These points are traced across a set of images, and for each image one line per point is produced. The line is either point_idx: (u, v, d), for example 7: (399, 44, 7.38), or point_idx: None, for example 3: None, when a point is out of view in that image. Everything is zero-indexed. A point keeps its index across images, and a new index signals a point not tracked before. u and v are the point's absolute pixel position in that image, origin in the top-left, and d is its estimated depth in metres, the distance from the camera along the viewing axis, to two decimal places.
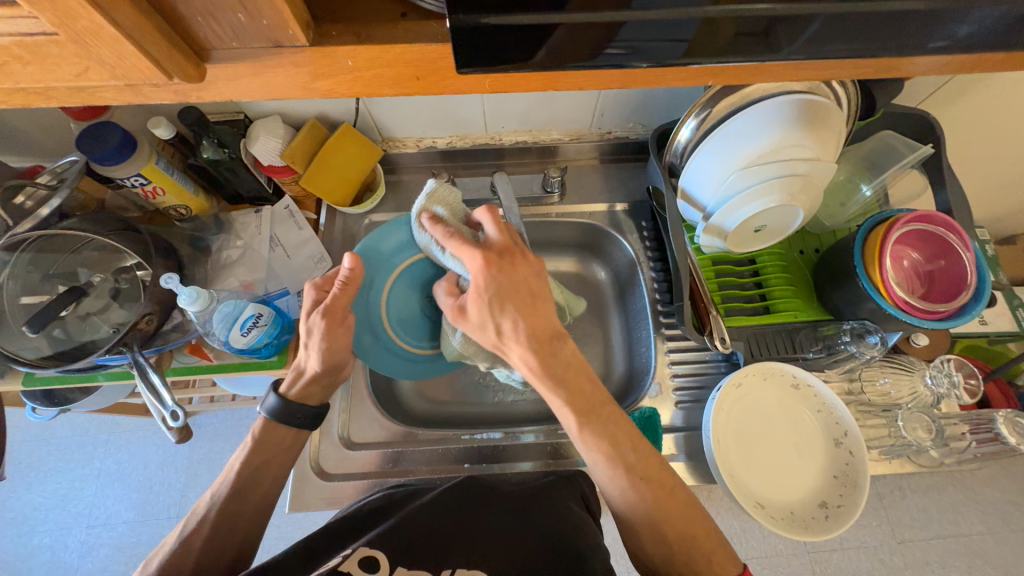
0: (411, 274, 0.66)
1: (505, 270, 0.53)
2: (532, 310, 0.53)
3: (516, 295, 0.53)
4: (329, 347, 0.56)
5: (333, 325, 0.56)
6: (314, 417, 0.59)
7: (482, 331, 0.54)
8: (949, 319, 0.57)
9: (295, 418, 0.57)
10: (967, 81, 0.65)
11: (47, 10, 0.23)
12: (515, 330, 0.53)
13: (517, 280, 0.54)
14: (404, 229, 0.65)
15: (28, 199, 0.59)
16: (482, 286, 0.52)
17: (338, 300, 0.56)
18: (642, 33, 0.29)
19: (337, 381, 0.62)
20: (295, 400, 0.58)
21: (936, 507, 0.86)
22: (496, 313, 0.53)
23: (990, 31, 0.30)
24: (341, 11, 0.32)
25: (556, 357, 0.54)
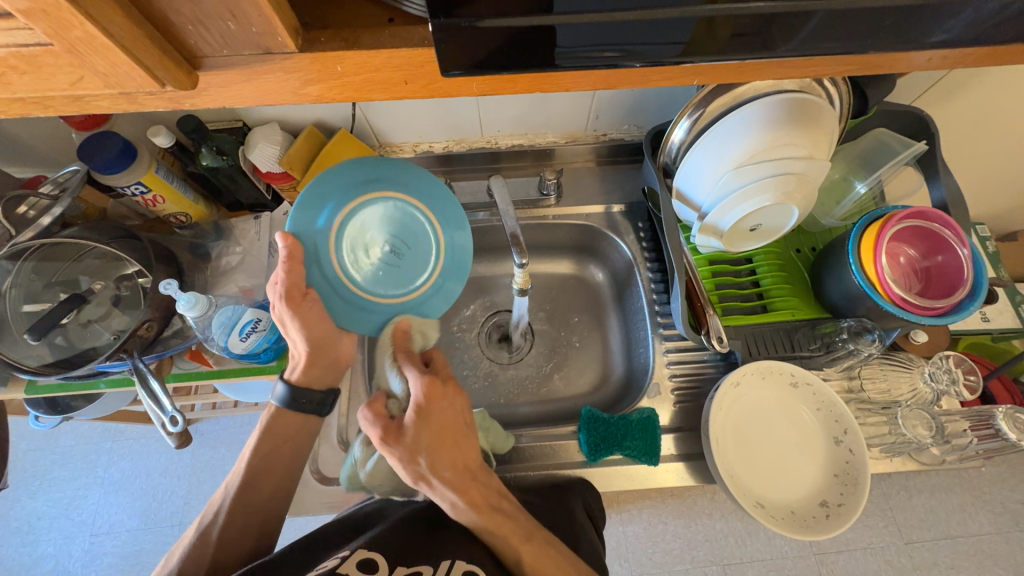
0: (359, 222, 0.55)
1: (449, 402, 0.53)
2: (463, 443, 0.52)
3: (447, 430, 0.51)
4: (305, 325, 0.53)
5: (295, 304, 0.51)
6: (317, 403, 0.60)
7: (409, 460, 0.49)
8: (948, 316, 0.56)
9: (301, 404, 0.59)
10: (960, 78, 0.65)
11: (42, 21, 0.24)
12: (439, 469, 0.50)
13: (455, 410, 0.53)
14: (323, 187, 0.53)
15: (31, 209, 0.60)
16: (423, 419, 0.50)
17: (289, 278, 0.51)
18: (628, 33, 0.29)
19: (338, 358, 0.60)
20: (298, 386, 0.58)
21: (942, 507, 0.85)
22: (434, 449, 0.50)
23: (974, 26, 0.30)
24: (330, 18, 0.33)
25: (484, 488, 0.53)
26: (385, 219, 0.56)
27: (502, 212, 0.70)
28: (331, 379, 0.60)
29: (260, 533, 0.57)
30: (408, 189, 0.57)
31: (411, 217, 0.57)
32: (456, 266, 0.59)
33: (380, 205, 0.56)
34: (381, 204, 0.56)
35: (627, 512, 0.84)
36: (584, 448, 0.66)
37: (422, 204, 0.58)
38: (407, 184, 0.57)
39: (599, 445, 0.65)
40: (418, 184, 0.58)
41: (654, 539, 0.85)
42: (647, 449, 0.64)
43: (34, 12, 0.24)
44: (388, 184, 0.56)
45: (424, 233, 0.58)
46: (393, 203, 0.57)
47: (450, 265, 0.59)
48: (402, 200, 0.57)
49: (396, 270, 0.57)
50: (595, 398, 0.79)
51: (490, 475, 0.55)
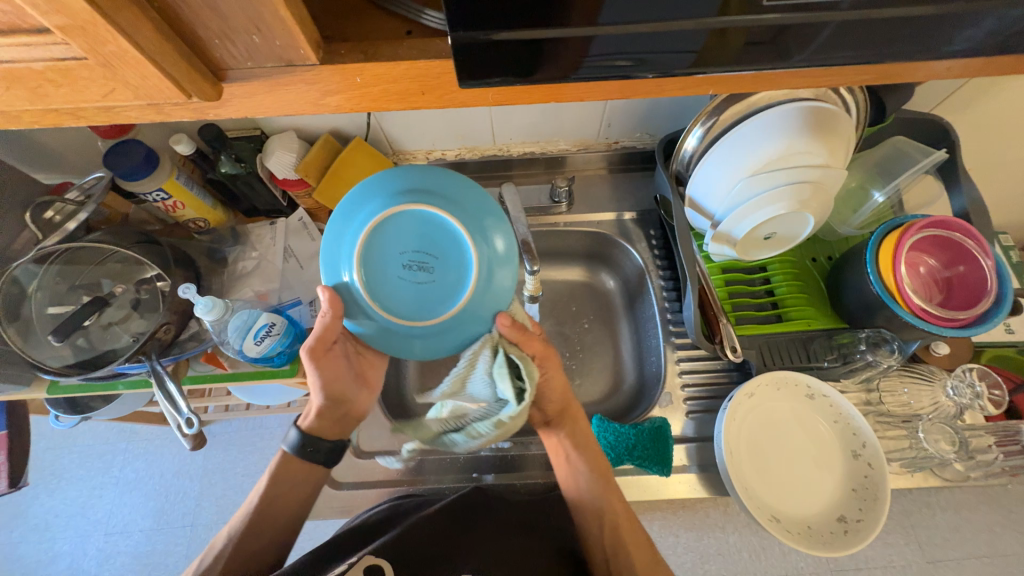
0: (380, 255, 0.51)
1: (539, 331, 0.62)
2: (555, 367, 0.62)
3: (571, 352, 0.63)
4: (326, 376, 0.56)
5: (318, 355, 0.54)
6: (329, 451, 0.59)
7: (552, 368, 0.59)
8: (972, 327, 0.55)
9: (309, 453, 0.58)
10: (982, 86, 0.64)
11: (77, 36, 0.25)
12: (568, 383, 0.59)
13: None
14: (333, 241, 0.52)
15: (57, 214, 0.63)
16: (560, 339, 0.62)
17: (322, 330, 0.52)
18: (643, 45, 0.29)
19: (349, 411, 0.61)
20: (311, 434, 0.59)
21: (966, 525, 0.82)
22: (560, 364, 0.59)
23: (995, 37, 0.29)
24: (350, 31, 0.34)
25: None
26: (402, 236, 0.51)
27: (513, 219, 0.71)
28: (343, 430, 0.61)
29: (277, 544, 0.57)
30: (427, 195, 0.52)
31: (438, 225, 0.52)
32: (502, 269, 0.52)
33: (400, 222, 0.51)
34: (401, 220, 0.51)
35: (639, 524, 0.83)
36: None
37: (448, 207, 0.51)
38: (426, 193, 0.52)
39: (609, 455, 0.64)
40: (415, 185, 0.52)
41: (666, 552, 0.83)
42: (659, 459, 0.63)
43: (70, 28, 0.25)
44: (405, 196, 0.51)
45: (456, 239, 0.52)
46: (416, 216, 0.51)
47: (495, 266, 0.52)
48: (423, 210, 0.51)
49: (436, 281, 0.51)
50: (606, 407, 0.78)
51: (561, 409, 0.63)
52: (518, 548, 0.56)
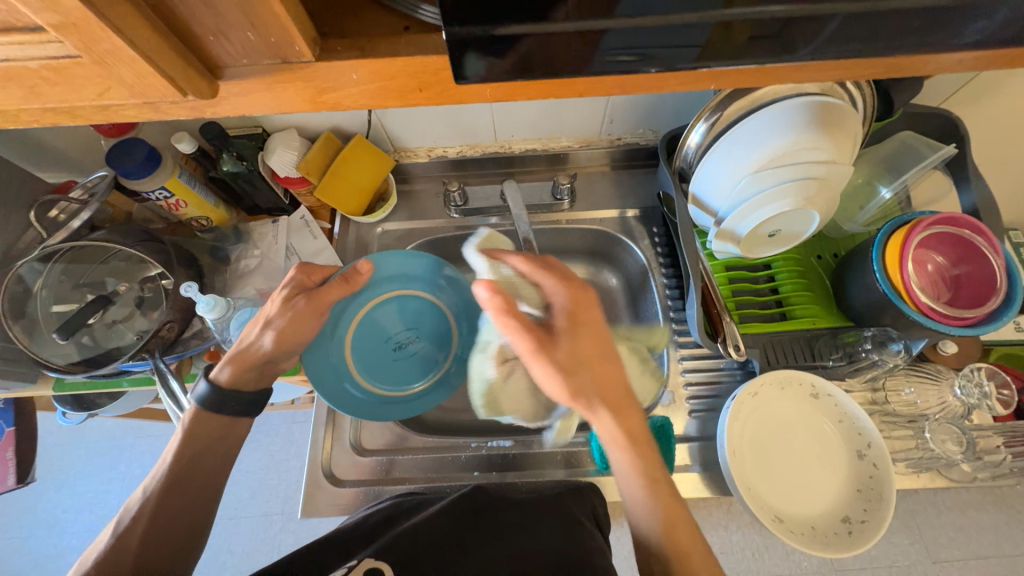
0: (374, 370, 0.67)
1: (573, 326, 0.54)
2: (601, 365, 0.53)
3: (602, 330, 0.55)
4: (291, 329, 0.57)
5: (313, 306, 0.58)
6: (248, 404, 0.56)
7: (565, 373, 0.52)
8: (981, 326, 0.54)
9: (225, 405, 0.55)
10: (993, 79, 0.63)
11: (71, 34, 0.25)
12: (598, 378, 0.53)
13: (596, 317, 0.55)
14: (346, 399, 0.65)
15: (62, 213, 0.64)
16: (575, 326, 0.54)
17: (331, 296, 0.59)
18: (644, 38, 0.28)
19: (274, 368, 0.59)
20: (227, 386, 0.55)
21: (974, 526, 0.81)
22: (573, 372, 0.52)
23: (1007, 28, 0.29)
24: (346, 27, 0.33)
25: (633, 421, 0.53)
26: (370, 344, 0.67)
27: (516, 216, 0.72)
28: (262, 383, 0.58)
29: (202, 507, 0.53)
30: (374, 290, 0.67)
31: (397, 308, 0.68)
32: (441, 292, 0.71)
33: (365, 318, 0.67)
34: (367, 316, 0.67)
35: None
36: (597, 457, 0.67)
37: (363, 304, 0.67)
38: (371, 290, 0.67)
39: None
40: (338, 330, 0.65)
41: None
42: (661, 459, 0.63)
43: (64, 26, 0.24)
44: (358, 300, 0.66)
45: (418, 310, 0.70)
46: (376, 309, 0.67)
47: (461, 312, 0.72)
48: (380, 301, 0.68)
49: (415, 339, 0.69)
50: None
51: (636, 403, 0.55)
52: (516, 548, 0.53)
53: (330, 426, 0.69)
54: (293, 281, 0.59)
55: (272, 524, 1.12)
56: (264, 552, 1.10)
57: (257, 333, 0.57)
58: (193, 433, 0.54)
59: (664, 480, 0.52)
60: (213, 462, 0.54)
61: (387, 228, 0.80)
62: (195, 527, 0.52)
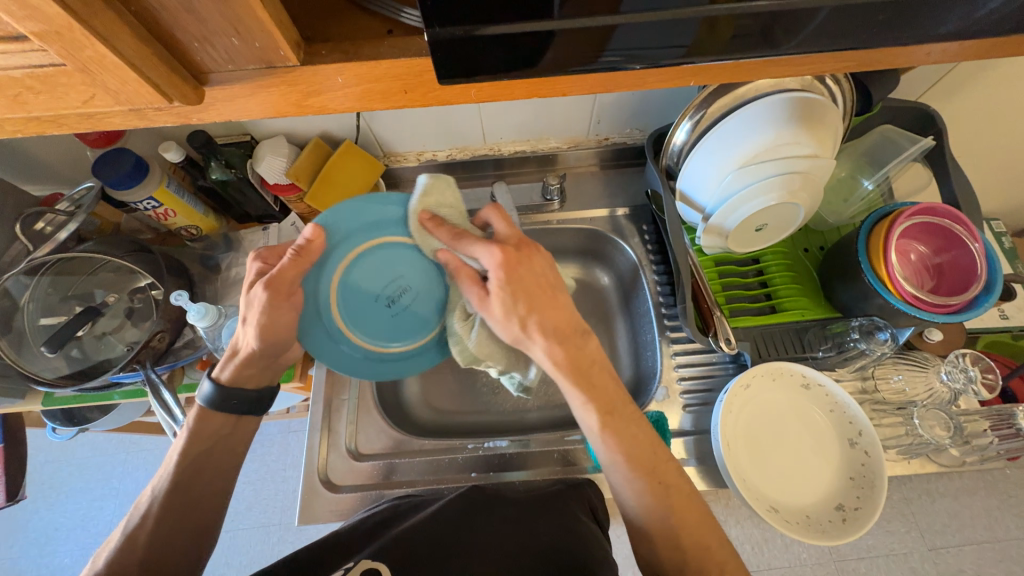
0: (381, 331, 0.57)
1: (522, 263, 0.50)
2: (553, 302, 0.51)
3: (544, 282, 0.51)
4: (270, 322, 0.50)
5: (278, 298, 0.49)
6: (252, 401, 0.55)
7: (504, 326, 0.50)
8: (962, 312, 0.55)
9: (231, 403, 0.53)
10: (969, 71, 0.64)
11: (54, 42, 0.25)
12: (543, 322, 0.50)
13: (536, 271, 0.51)
14: (364, 368, 0.57)
15: (48, 225, 0.62)
16: (509, 284, 0.49)
17: (288, 272, 0.49)
18: (630, 36, 0.29)
19: (278, 360, 0.56)
20: (230, 385, 0.54)
21: (967, 511, 0.82)
22: (520, 310, 0.50)
23: (976, 20, 0.30)
24: (330, 32, 0.34)
25: (581, 353, 0.51)
26: (364, 308, 0.55)
27: (507, 217, 0.71)
28: (265, 379, 0.57)
29: (209, 505, 0.53)
30: (337, 251, 0.53)
31: (372, 260, 0.55)
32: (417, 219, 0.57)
33: (346, 285, 0.54)
34: (344, 282, 0.54)
35: None
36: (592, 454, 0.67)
37: (334, 267, 0.53)
38: (332, 254, 0.53)
39: None
40: (322, 304, 0.53)
41: None
42: None
43: (47, 34, 0.25)
44: (325, 270, 0.53)
45: (397, 252, 0.56)
46: (349, 270, 0.54)
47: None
48: (349, 260, 0.54)
49: (409, 282, 0.57)
50: None
51: (589, 340, 0.53)
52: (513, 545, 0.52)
53: (326, 432, 0.69)
54: (256, 272, 0.52)
55: (269, 534, 1.11)
56: (262, 563, 1.08)
57: (240, 333, 0.53)
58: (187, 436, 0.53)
59: (621, 415, 0.51)
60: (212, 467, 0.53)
61: None
62: (202, 524, 0.52)
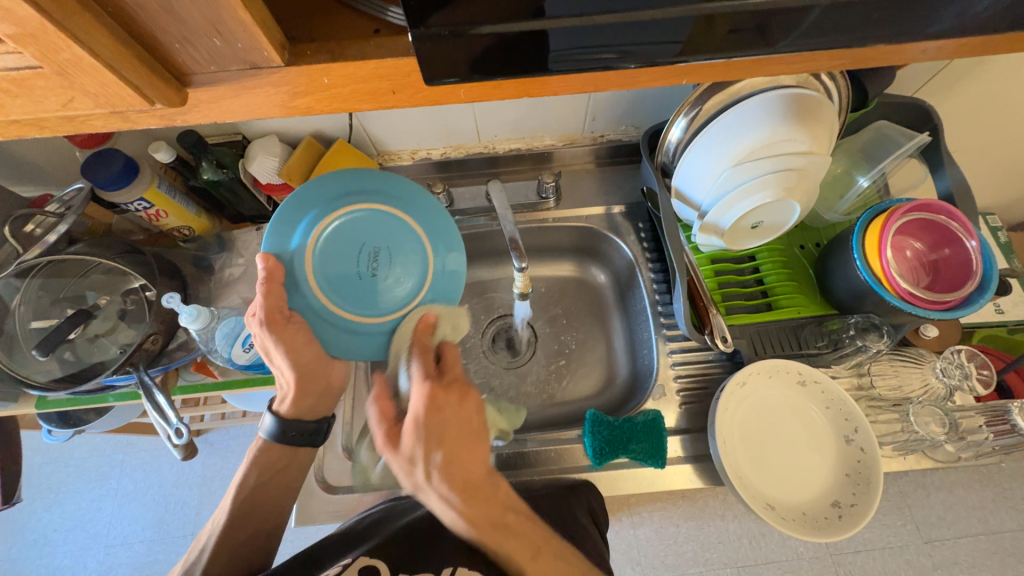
0: (394, 296, 0.52)
1: (448, 406, 0.49)
2: (470, 452, 0.49)
3: (468, 428, 0.50)
4: (290, 350, 0.52)
5: (279, 328, 0.51)
6: (309, 432, 0.59)
7: (410, 469, 0.48)
8: (957, 309, 0.55)
9: (290, 436, 0.58)
10: (967, 65, 0.63)
11: (29, 44, 0.25)
12: (450, 469, 0.48)
13: (462, 415, 0.50)
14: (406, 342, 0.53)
15: (37, 227, 0.61)
16: (424, 426, 0.48)
17: (268, 301, 0.49)
18: (622, 35, 0.29)
19: (328, 385, 0.59)
20: (289, 418, 0.58)
21: (962, 504, 0.83)
22: (428, 452, 0.48)
23: (974, 16, 0.29)
24: (316, 31, 0.33)
25: (490, 504, 0.49)
26: (361, 291, 0.51)
27: (500, 217, 0.70)
28: (323, 407, 0.60)
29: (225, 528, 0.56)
30: (296, 263, 0.50)
31: (330, 249, 0.51)
32: (341, 186, 0.53)
33: (328, 286, 0.51)
34: (322, 282, 0.51)
35: (638, 515, 0.83)
36: (589, 451, 0.65)
37: (304, 278, 0.50)
38: (295, 270, 0.50)
39: (603, 449, 0.64)
40: (324, 312, 0.51)
41: (665, 542, 0.84)
42: (653, 452, 0.63)
43: (22, 36, 0.24)
44: (299, 284, 0.50)
45: (349, 229, 0.52)
46: (317, 271, 0.51)
47: (374, 188, 0.54)
48: (310, 263, 0.51)
49: (375, 242, 0.53)
50: (600, 401, 0.78)
51: (500, 487, 0.51)
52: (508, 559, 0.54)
53: None
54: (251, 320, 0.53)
55: None
56: None
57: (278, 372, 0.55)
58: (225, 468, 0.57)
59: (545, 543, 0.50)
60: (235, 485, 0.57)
61: None
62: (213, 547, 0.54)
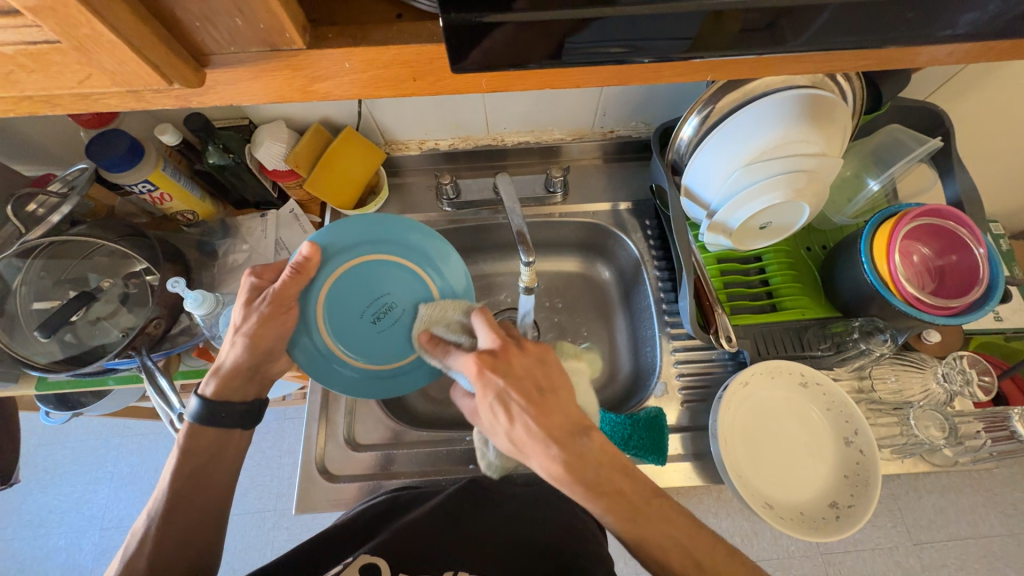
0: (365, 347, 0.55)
1: (499, 365, 0.48)
2: (544, 400, 0.48)
3: (531, 380, 0.48)
4: (266, 333, 0.52)
5: (277, 313, 0.51)
6: (240, 415, 0.56)
7: (500, 438, 0.49)
8: (963, 315, 0.56)
9: (219, 418, 0.55)
10: (975, 73, 0.63)
11: (48, 18, 0.24)
12: (532, 424, 0.46)
13: (523, 369, 0.48)
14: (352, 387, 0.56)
15: (40, 207, 0.60)
16: (492, 387, 0.47)
17: (285, 287, 0.50)
18: (642, 29, 0.28)
19: (264, 376, 0.57)
20: (216, 399, 0.55)
21: (953, 508, 0.84)
22: (503, 411, 0.47)
23: (993, 21, 0.29)
24: (337, 14, 0.32)
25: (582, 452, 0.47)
26: (349, 322, 0.54)
27: (508, 209, 0.70)
28: (252, 393, 0.57)
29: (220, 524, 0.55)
30: (326, 269, 0.53)
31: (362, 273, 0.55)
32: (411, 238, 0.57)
33: (332, 300, 0.54)
34: (330, 302, 0.54)
35: None
36: None
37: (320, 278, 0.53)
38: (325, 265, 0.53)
39: None
40: (307, 317, 0.53)
41: None
42: (654, 449, 0.63)
43: (41, 9, 0.24)
44: (314, 284, 0.53)
45: (382, 268, 0.55)
46: (340, 283, 0.54)
47: (431, 254, 0.57)
48: (337, 273, 0.54)
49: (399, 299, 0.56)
50: (602, 397, 0.79)
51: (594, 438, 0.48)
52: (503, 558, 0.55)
53: (323, 422, 0.68)
54: (250, 286, 0.53)
55: (265, 520, 1.11)
56: (258, 547, 1.09)
57: (226, 348, 0.54)
58: (213, 457, 0.56)
59: None
60: (230, 474, 0.57)
61: None
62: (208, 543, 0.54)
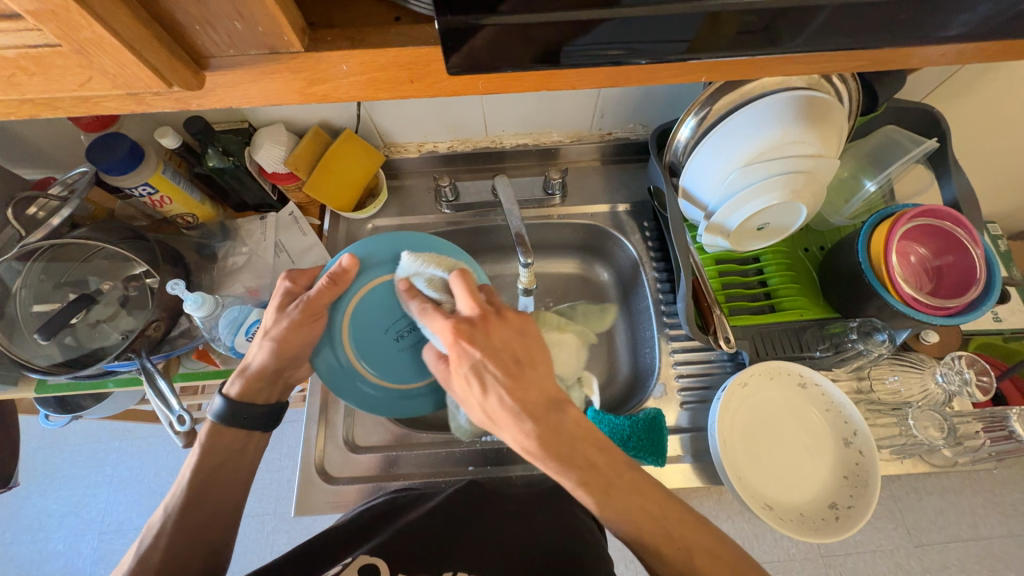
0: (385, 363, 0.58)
1: (477, 336, 0.48)
2: (521, 373, 0.48)
3: (508, 353, 0.49)
4: (295, 338, 0.53)
5: (309, 318, 0.53)
6: (261, 417, 0.55)
7: (470, 403, 0.49)
8: (959, 315, 0.56)
9: (242, 419, 0.54)
10: (972, 74, 0.64)
11: (49, 22, 0.24)
12: (508, 397, 0.47)
13: (501, 340, 0.49)
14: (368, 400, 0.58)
15: (40, 210, 0.61)
16: (468, 353, 0.48)
17: (319, 295, 0.52)
18: (638, 31, 0.29)
19: (287, 380, 0.58)
20: (240, 400, 0.54)
21: (953, 509, 0.84)
22: (478, 381, 0.47)
23: (987, 22, 0.29)
24: (336, 17, 0.33)
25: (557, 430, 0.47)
26: (373, 337, 0.57)
27: (506, 211, 0.71)
28: (275, 396, 0.57)
29: None
30: (357, 283, 0.56)
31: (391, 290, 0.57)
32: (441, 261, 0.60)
33: (359, 314, 0.56)
34: (356, 317, 0.56)
35: None
36: None
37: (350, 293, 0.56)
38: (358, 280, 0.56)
39: None
40: (334, 329, 0.56)
41: None
42: (653, 450, 0.63)
43: (43, 13, 0.24)
44: (344, 297, 0.56)
45: None
46: (369, 298, 0.57)
47: None
48: (367, 289, 0.56)
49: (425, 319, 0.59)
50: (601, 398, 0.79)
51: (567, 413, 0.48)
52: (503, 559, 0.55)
53: (323, 424, 0.68)
54: (284, 291, 0.54)
55: (264, 524, 1.11)
56: (257, 550, 1.09)
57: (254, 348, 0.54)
58: None
59: None
60: None
61: (378, 224, 0.79)
62: None
